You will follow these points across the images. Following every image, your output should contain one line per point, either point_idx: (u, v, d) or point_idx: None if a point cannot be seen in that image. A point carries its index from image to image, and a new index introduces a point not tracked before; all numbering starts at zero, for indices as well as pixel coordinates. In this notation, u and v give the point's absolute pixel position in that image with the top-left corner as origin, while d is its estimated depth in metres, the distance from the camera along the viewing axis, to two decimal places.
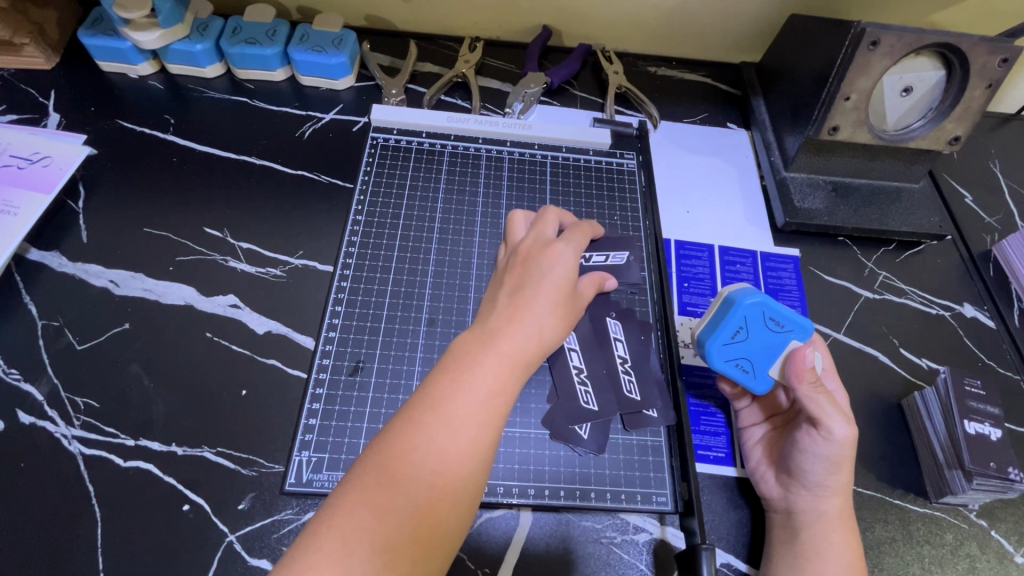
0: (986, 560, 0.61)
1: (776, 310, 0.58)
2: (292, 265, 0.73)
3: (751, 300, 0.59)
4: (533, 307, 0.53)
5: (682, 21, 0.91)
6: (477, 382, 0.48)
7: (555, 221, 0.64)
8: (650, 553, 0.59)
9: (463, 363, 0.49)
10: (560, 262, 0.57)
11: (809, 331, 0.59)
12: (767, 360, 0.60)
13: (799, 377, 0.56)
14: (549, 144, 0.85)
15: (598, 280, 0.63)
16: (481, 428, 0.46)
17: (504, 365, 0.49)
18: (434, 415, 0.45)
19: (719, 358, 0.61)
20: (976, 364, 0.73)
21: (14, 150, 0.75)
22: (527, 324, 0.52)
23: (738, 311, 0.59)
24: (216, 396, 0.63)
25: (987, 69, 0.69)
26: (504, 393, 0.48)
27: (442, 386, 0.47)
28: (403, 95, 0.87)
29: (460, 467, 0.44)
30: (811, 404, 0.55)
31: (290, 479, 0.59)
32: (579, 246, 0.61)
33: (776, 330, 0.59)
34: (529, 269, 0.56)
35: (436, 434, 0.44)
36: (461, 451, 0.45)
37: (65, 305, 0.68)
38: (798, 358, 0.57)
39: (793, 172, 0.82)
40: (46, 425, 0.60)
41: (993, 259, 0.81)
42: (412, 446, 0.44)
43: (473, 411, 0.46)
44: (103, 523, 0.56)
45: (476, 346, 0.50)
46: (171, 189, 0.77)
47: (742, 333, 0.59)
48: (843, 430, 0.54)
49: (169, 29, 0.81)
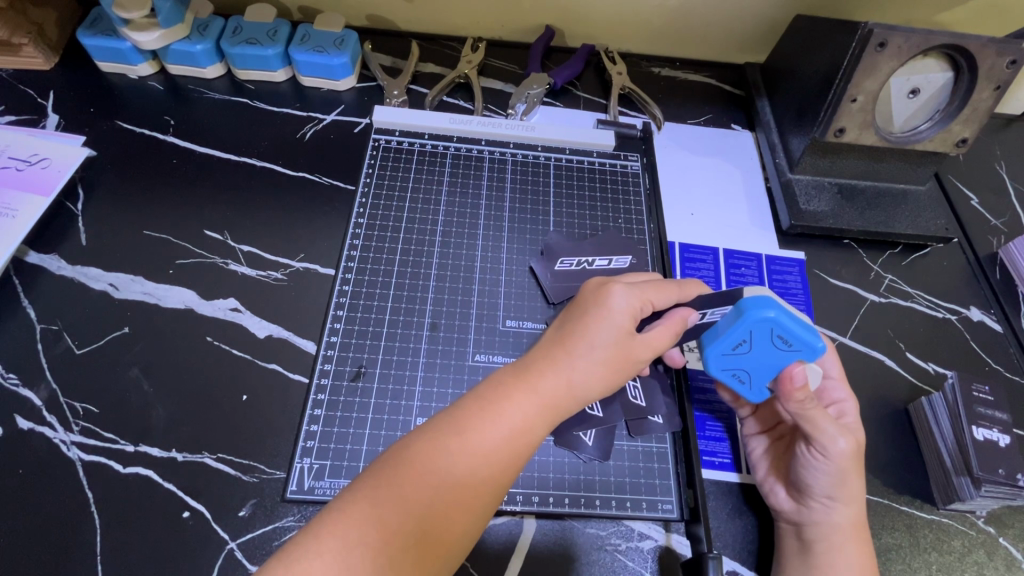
0: (993, 568, 0.60)
1: (785, 330, 0.53)
2: (293, 268, 0.72)
3: (761, 315, 0.53)
4: (584, 354, 0.51)
5: (686, 21, 0.90)
6: (508, 416, 0.47)
7: (665, 284, 0.58)
8: (655, 560, 0.59)
9: (497, 394, 0.48)
10: (612, 310, 0.53)
11: (817, 352, 0.54)
12: (766, 373, 0.57)
13: (788, 396, 0.54)
14: (552, 147, 0.84)
15: (680, 321, 0.56)
16: (502, 463, 0.46)
17: (537, 405, 0.49)
18: (456, 437, 0.45)
19: (716, 366, 0.58)
20: (983, 369, 0.72)
21: (13, 152, 0.74)
22: (574, 371, 0.50)
23: (744, 324, 0.54)
24: (216, 402, 0.63)
25: (995, 71, 0.68)
26: (530, 433, 0.48)
27: (472, 413, 0.47)
28: (404, 96, 0.86)
29: (473, 493, 0.45)
30: (806, 420, 0.54)
31: (290, 487, 0.58)
32: (643, 293, 0.55)
33: (781, 347, 0.55)
34: (577, 306, 0.55)
35: (456, 456, 0.45)
36: (479, 478, 0.45)
37: (63, 309, 0.67)
38: (788, 380, 0.55)
39: (798, 174, 0.81)
40: (45, 432, 0.60)
41: (1000, 262, 0.81)
42: (432, 464, 0.44)
43: (497, 444, 0.46)
44: (103, 530, 0.55)
45: (516, 381, 0.49)
46: (170, 191, 0.77)
47: (744, 345, 0.56)
48: (843, 444, 0.54)
49: (169, 29, 0.81)
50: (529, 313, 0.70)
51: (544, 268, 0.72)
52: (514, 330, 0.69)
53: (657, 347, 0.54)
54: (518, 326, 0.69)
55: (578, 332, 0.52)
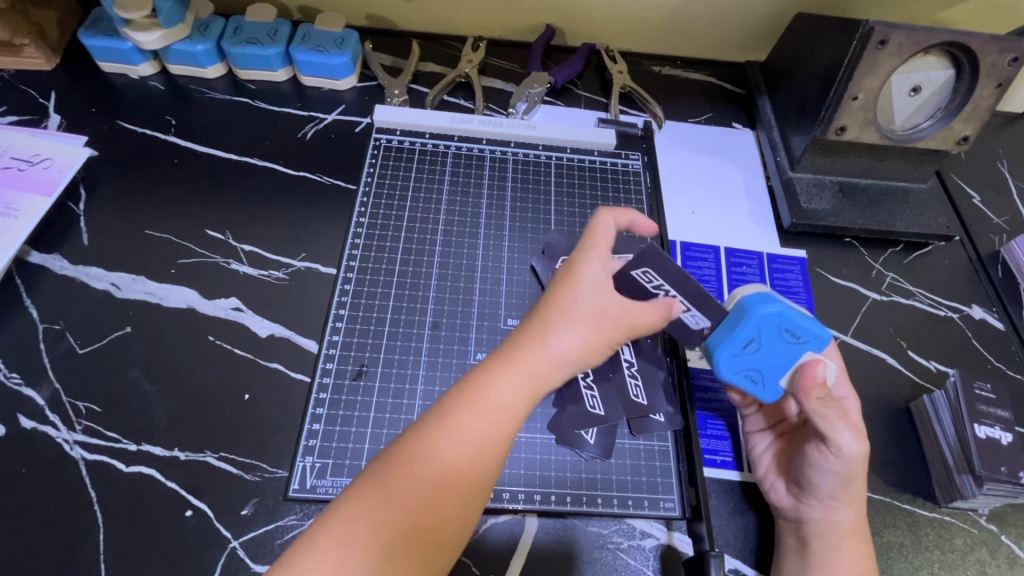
0: (996, 565, 0.60)
1: (792, 322, 0.54)
2: (295, 267, 0.72)
3: (765, 310, 0.54)
4: (558, 329, 0.52)
5: (686, 20, 0.90)
6: (489, 401, 0.48)
7: (610, 227, 0.57)
8: (657, 558, 0.59)
9: (478, 381, 0.49)
10: (579, 284, 0.54)
11: (825, 342, 0.55)
12: (777, 371, 0.57)
13: (807, 393, 0.54)
14: (553, 145, 0.84)
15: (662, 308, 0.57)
16: (487, 446, 0.47)
17: (518, 387, 0.49)
18: (440, 427, 0.46)
19: (728, 369, 0.57)
20: (985, 367, 0.72)
21: (14, 152, 0.74)
22: (554, 344, 0.51)
23: (751, 321, 0.55)
24: (218, 401, 0.63)
25: (996, 69, 0.68)
26: (514, 412, 0.49)
27: (454, 404, 0.48)
28: (405, 96, 0.86)
29: (464, 480, 0.46)
30: (822, 419, 0.54)
31: (293, 486, 0.58)
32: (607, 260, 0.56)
33: (791, 341, 0.55)
34: (549, 287, 0.55)
35: (441, 445, 0.46)
36: (465, 465, 0.46)
37: (66, 309, 0.67)
38: (808, 374, 0.55)
39: (799, 173, 0.81)
40: (47, 431, 0.60)
41: (1002, 260, 0.81)
42: (417, 456, 0.45)
43: (482, 431, 0.47)
44: (105, 529, 0.56)
45: (497, 364, 0.50)
46: (171, 191, 0.77)
47: (754, 344, 0.56)
48: (855, 446, 0.53)
49: (171, 29, 0.81)
50: (530, 312, 0.70)
51: (544, 266, 0.73)
52: (514, 329, 0.69)
53: (634, 313, 0.55)
54: (519, 325, 0.69)
55: (549, 308, 0.53)
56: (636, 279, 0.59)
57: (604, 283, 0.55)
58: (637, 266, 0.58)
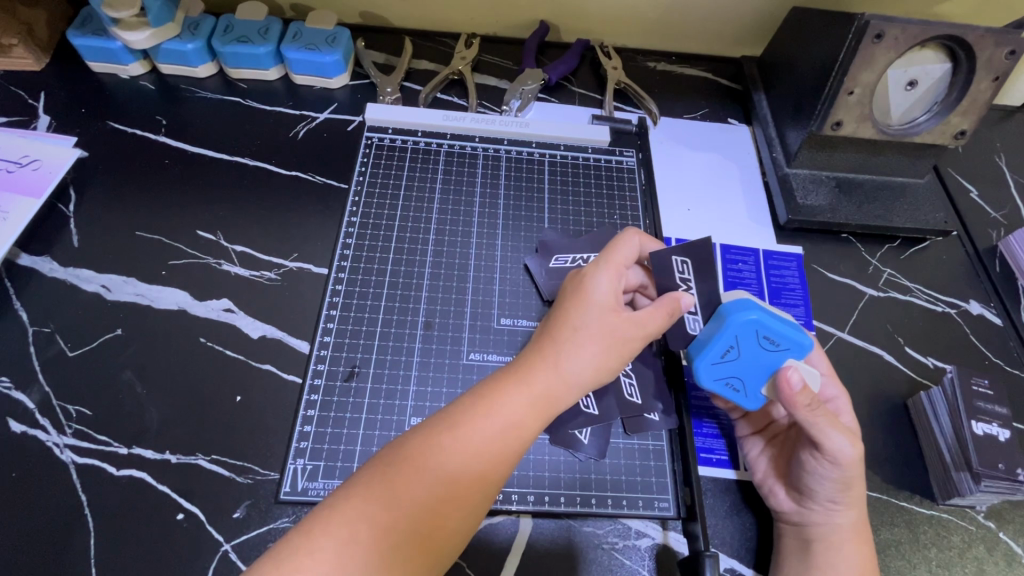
0: (994, 563, 0.60)
1: (770, 330, 0.55)
2: (286, 268, 0.71)
3: (744, 318, 0.55)
4: (571, 348, 0.52)
5: (681, 14, 0.89)
6: (501, 413, 0.48)
7: (631, 245, 0.59)
8: (652, 558, 0.58)
9: (492, 391, 0.50)
10: (591, 300, 0.54)
11: (805, 349, 0.55)
12: (758, 378, 0.57)
13: (791, 401, 0.53)
14: (546, 143, 0.83)
15: (673, 305, 0.55)
16: (496, 458, 0.47)
17: (530, 402, 0.50)
18: (451, 432, 0.46)
19: (708, 378, 0.58)
20: (983, 363, 0.72)
21: (3, 153, 0.73)
22: (566, 365, 0.52)
23: (728, 330, 0.55)
24: (208, 404, 0.62)
25: (994, 63, 0.68)
26: (524, 429, 0.49)
27: (465, 411, 0.48)
28: (398, 94, 0.85)
29: (468, 490, 0.45)
30: (813, 427, 0.53)
31: (285, 488, 0.58)
32: (618, 277, 0.56)
33: (770, 349, 0.56)
34: (563, 302, 0.56)
35: (448, 451, 0.45)
36: (471, 475, 0.46)
37: (55, 312, 0.66)
38: (784, 382, 0.53)
39: (795, 169, 0.80)
40: (38, 434, 0.59)
41: (999, 255, 0.80)
42: (426, 460, 0.45)
43: (488, 439, 0.47)
44: (96, 534, 0.55)
45: (511, 378, 0.51)
46: (161, 191, 0.76)
47: (732, 351, 0.56)
48: (848, 450, 0.53)
49: (160, 28, 0.79)
50: (524, 311, 0.70)
51: (538, 265, 0.72)
52: (508, 328, 0.68)
53: (648, 323, 0.54)
54: (513, 324, 0.69)
55: (562, 324, 0.53)
56: (670, 265, 0.60)
57: (614, 297, 0.55)
58: (681, 253, 0.60)
